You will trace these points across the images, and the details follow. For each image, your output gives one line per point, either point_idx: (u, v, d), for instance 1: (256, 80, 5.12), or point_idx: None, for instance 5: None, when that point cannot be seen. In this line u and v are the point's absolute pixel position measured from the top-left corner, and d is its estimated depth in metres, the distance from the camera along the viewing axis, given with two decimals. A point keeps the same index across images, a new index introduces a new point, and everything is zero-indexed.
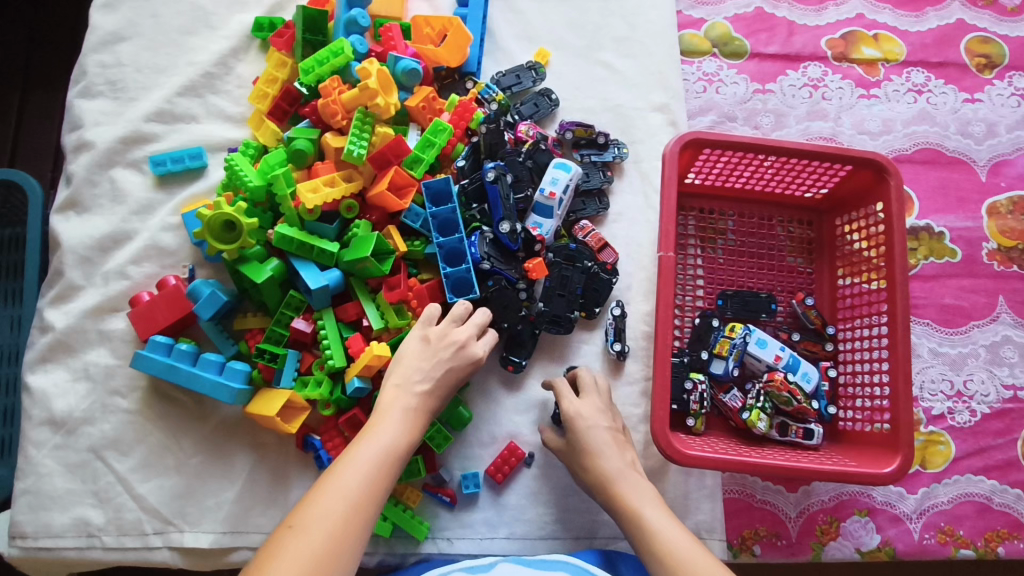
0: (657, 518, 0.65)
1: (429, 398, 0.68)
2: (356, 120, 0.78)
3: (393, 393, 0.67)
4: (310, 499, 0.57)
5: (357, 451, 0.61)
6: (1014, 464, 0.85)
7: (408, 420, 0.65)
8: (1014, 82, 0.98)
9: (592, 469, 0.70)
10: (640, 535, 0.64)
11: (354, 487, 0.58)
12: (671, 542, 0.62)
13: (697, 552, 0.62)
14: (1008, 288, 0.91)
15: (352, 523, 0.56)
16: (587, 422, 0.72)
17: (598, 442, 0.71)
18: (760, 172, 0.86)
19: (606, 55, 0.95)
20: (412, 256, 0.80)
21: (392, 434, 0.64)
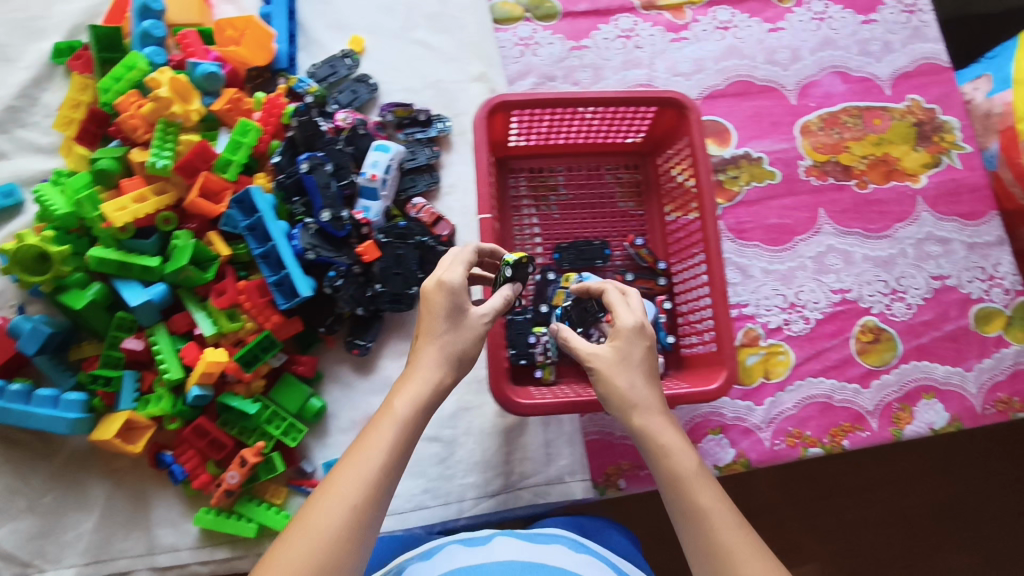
0: (697, 479, 0.57)
1: (464, 346, 0.59)
2: (156, 131, 0.78)
3: (425, 346, 0.58)
4: (316, 499, 0.51)
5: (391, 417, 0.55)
6: (849, 362, 0.92)
7: (445, 370, 0.58)
8: (812, 7, 1.03)
9: (626, 401, 0.59)
10: (677, 495, 0.56)
11: (372, 478, 0.52)
12: (714, 514, 0.55)
13: (738, 525, 0.54)
14: (826, 200, 0.97)
15: (368, 517, 0.50)
16: (634, 349, 0.61)
17: (635, 372, 0.60)
18: (576, 125, 0.89)
19: (421, 33, 0.96)
20: (239, 259, 0.80)
21: (420, 401, 0.56)
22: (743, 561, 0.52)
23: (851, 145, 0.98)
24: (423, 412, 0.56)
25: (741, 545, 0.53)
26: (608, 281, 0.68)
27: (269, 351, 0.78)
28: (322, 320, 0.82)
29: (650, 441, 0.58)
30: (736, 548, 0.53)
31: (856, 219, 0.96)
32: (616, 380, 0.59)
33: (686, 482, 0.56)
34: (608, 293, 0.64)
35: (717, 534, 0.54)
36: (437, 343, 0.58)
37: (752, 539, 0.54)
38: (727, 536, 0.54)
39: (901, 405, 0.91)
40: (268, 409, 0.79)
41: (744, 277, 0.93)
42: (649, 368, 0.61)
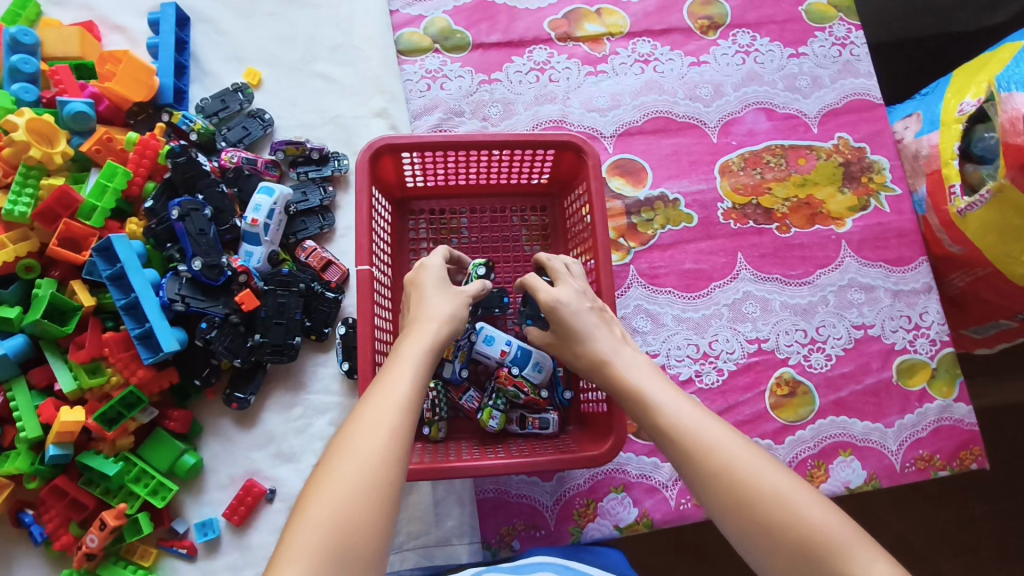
0: (661, 391, 0.59)
1: (453, 308, 0.64)
2: (15, 176, 0.74)
3: (424, 309, 0.63)
4: (346, 429, 0.50)
5: (403, 357, 0.57)
6: (763, 417, 0.87)
7: (445, 326, 0.62)
8: (738, 40, 0.99)
9: (581, 349, 0.66)
10: (646, 412, 0.58)
11: (394, 406, 0.51)
12: (678, 415, 0.56)
13: (713, 422, 0.55)
14: (745, 244, 0.92)
15: (397, 450, 0.49)
16: (569, 302, 0.68)
17: (575, 321, 0.67)
18: (475, 166, 0.84)
19: (322, 65, 0.92)
20: (107, 309, 0.76)
21: (424, 344, 0.59)
22: (726, 453, 0.52)
23: (773, 186, 0.94)
24: (431, 356, 0.58)
25: (722, 437, 0.53)
26: (541, 256, 0.76)
27: (135, 409, 0.74)
28: (198, 372, 0.78)
29: (609, 372, 0.63)
30: (718, 442, 0.52)
31: (776, 264, 0.92)
32: (566, 355, 0.69)
33: (648, 399, 0.58)
34: (528, 275, 0.72)
35: (692, 433, 0.54)
36: (427, 304, 0.64)
37: (730, 434, 0.54)
38: (703, 431, 0.54)
39: (815, 463, 0.87)
40: (134, 468, 0.74)
41: (655, 325, 0.89)
42: (595, 316, 0.67)
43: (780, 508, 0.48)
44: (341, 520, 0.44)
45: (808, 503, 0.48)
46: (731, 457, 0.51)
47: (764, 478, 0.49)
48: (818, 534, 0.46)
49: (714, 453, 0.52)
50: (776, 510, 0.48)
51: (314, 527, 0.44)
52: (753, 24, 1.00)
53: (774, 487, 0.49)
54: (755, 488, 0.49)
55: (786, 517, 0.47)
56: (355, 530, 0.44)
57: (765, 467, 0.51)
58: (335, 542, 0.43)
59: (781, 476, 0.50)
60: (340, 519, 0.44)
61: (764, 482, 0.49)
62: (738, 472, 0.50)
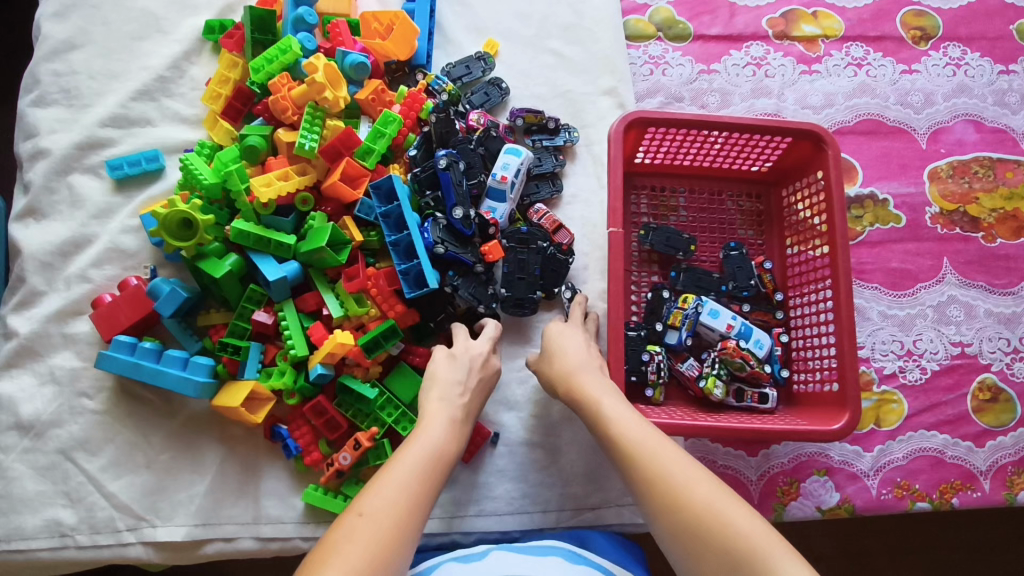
0: (619, 412, 0.64)
1: (468, 390, 0.72)
2: (306, 115, 0.80)
3: (436, 383, 0.71)
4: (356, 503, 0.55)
5: (404, 453, 0.61)
6: (965, 419, 0.88)
7: (452, 427, 0.66)
8: (949, 52, 1.01)
9: (554, 369, 0.74)
10: (602, 431, 0.64)
11: (402, 486, 0.57)
12: (625, 430, 0.62)
13: (657, 441, 0.60)
14: (951, 250, 0.94)
15: (398, 534, 0.53)
16: (554, 331, 0.77)
17: (554, 350, 0.75)
18: (706, 148, 0.88)
19: (554, 43, 0.97)
20: (369, 247, 0.82)
21: (431, 432, 0.64)
22: (660, 464, 0.57)
23: (981, 196, 0.96)
24: (438, 454, 0.62)
25: (663, 451, 0.58)
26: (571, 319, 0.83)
27: (390, 340, 0.79)
28: (433, 317, 0.83)
29: (575, 395, 0.70)
30: (655, 456, 0.58)
31: (981, 272, 0.93)
32: (548, 370, 0.75)
33: (601, 417, 0.65)
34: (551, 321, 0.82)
35: (635, 444, 0.60)
36: (439, 379, 0.71)
37: (670, 447, 0.59)
38: (642, 444, 0.60)
39: (1015, 469, 0.87)
40: (384, 396, 0.79)
41: (860, 319, 0.91)
42: (577, 345, 0.75)
43: (703, 515, 0.52)
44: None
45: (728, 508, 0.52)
46: (665, 470, 0.56)
47: (690, 485, 0.54)
48: (742, 540, 0.49)
49: (654, 465, 0.57)
50: (700, 514, 0.52)
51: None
52: (965, 39, 1.02)
53: (701, 493, 0.53)
54: (688, 496, 0.54)
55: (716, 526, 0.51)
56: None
57: (696, 477, 0.55)
58: None
59: (708, 483, 0.54)
60: None
61: (695, 490, 0.54)
62: (674, 484, 0.55)
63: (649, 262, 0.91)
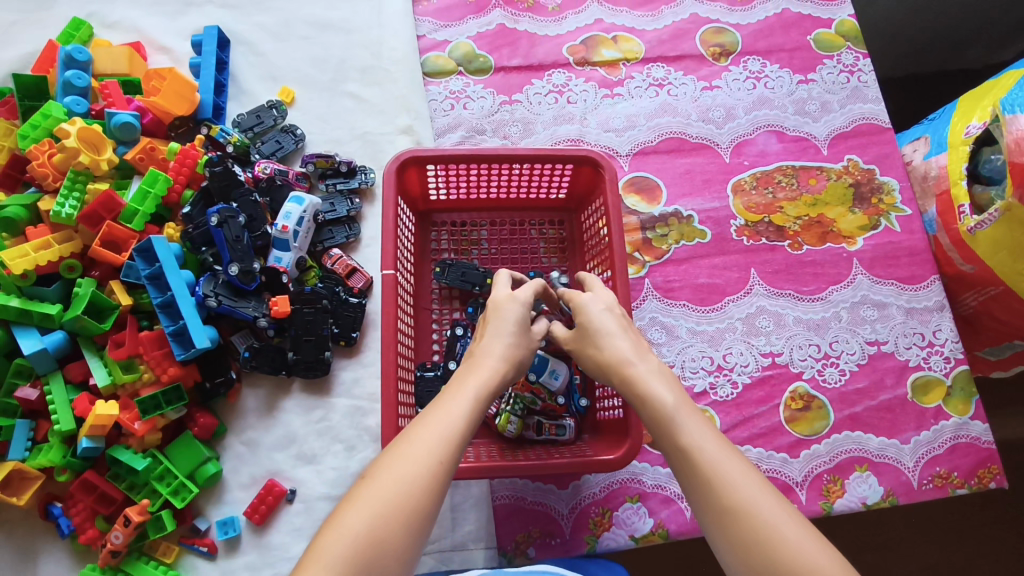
0: (689, 417, 0.54)
1: (524, 352, 0.61)
2: (64, 180, 0.79)
3: (486, 342, 0.60)
4: (406, 434, 0.50)
5: (463, 387, 0.54)
6: (778, 430, 0.88)
7: (504, 361, 0.58)
8: (749, 66, 1.03)
9: (601, 353, 0.61)
10: (664, 431, 0.54)
11: (447, 431, 0.50)
12: (703, 444, 0.52)
13: (737, 460, 0.51)
14: (758, 260, 0.94)
15: (440, 479, 0.48)
16: (591, 307, 0.63)
17: (599, 333, 0.62)
18: (497, 181, 0.88)
19: (352, 86, 0.97)
20: (143, 309, 0.80)
21: (489, 371, 0.57)
22: (749, 495, 0.48)
23: (784, 205, 0.97)
24: (491, 392, 0.55)
25: (743, 477, 0.50)
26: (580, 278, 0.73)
27: (173, 404, 0.77)
28: (210, 376, 0.80)
29: (631, 386, 0.58)
30: (737, 478, 0.49)
31: (788, 280, 0.94)
32: (587, 351, 0.63)
33: (669, 416, 0.54)
34: (584, 277, 0.71)
35: (716, 466, 0.50)
36: (498, 339, 0.60)
37: (750, 474, 0.50)
38: (726, 467, 0.50)
39: (831, 477, 0.86)
40: (160, 465, 0.76)
41: (670, 337, 0.90)
42: (615, 324, 0.62)
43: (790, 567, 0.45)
44: (371, 539, 0.44)
45: (810, 555, 0.45)
46: (747, 500, 0.48)
47: (780, 528, 0.46)
48: None
49: (724, 487, 0.49)
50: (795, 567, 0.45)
51: (346, 539, 0.43)
52: (763, 52, 1.04)
53: (806, 549, 0.45)
54: (776, 538, 0.46)
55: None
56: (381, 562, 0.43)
57: (787, 522, 0.47)
58: (365, 555, 0.43)
59: (795, 526, 0.47)
60: (371, 537, 0.44)
61: (783, 533, 0.46)
62: (760, 521, 0.47)
63: (450, 298, 0.89)
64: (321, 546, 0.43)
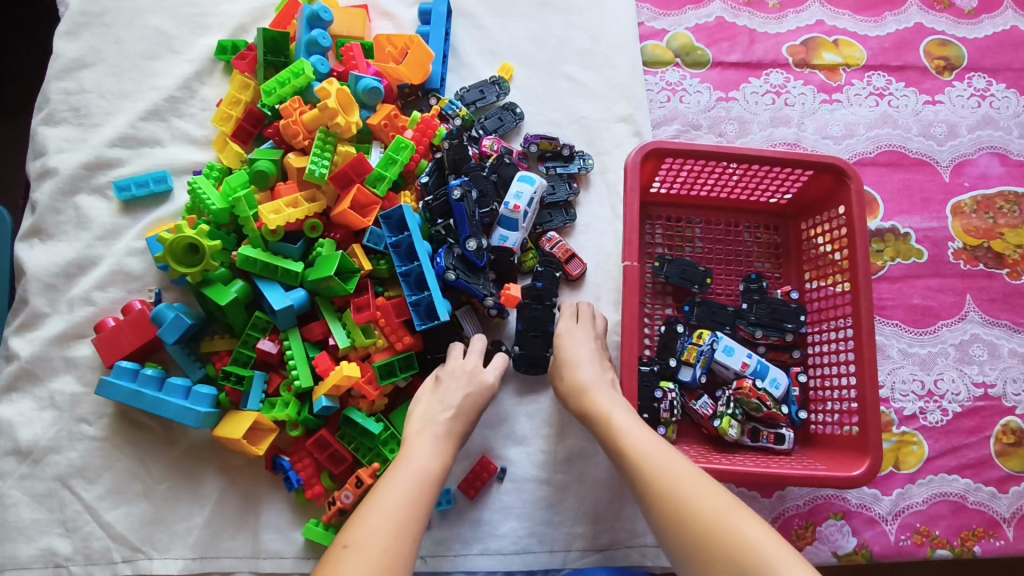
0: (632, 429, 0.66)
1: (462, 425, 0.71)
2: (317, 140, 0.79)
3: (434, 404, 0.71)
4: (365, 505, 0.58)
5: (393, 476, 0.61)
6: (988, 463, 0.85)
7: (438, 445, 0.67)
8: (974, 83, 0.99)
9: (568, 381, 0.75)
10: (609, 437, 0.67)
11: (397, 501, 0.58)
12: (636, 443, 0.64)
13: (667, 456, 0.62)
14: (974, 286, 0.91)
15: (410, 534, 0.56)
16: (567, 340, 0.78)
17: (568, 362, 0.76)
18: (724, 179, 0.86)
19: (570, 68, 0.96)
20: (378, 275, 0.81)
21: (430, 453, 0.65)
22: (674, 478, 0.59)
23: (1005, 231, 0.93)
24: (429, 481, 0.62)
25: (671, 466, 0.61)
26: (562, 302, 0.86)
27: (404, 370, 0.78)
28: (433, 350, 0.81)
29: (587, 404, 0.72)
30: (667, 469, 0.60)
31: (1005, 310, 0.91)
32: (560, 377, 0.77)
33: (613, 427, 0.68)
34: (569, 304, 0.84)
35: (645, 460, 0.62)
36: (436, 403, 0.71)
37: (678, 464, 0.61)
38: (654, 460, 0.62)
39: None
40: (389, 431, 0.77)
41: (880, 356, 0.88)
42: (590, 355, 0.77)
43: (704, 526, 0.54)
44: None
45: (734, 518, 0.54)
46: (673, 482, 0.59)
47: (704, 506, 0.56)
48: (749, 545, 0.51)
49: (659, 478, 0.60)
50: (708, 527, 0.54)
51: None
52: (990, 70, 1.00)
53: (709, 507, 0.55)
54: (694, 506, 0.56)
55: (723, 534, 0.53)
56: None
57: (700, 491, 0.57)
58: None
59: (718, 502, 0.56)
60: None
61: (700, 502, 0.56)
62: (682, 499, 0.57)
63: (663, 294, 0.88)
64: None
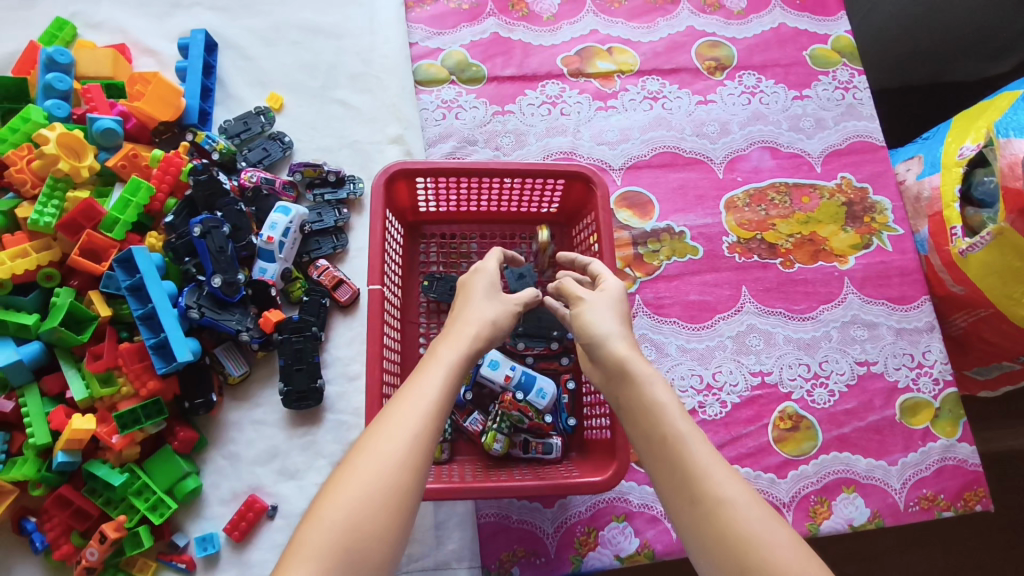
0: (686, 425, 0.53)
1: (498, 316, 0.63)
2: (43, 188, 0.77)
3: (464, 307, 0.63)
4: (384, 414, 0.51)
5: (425, 377, 0.54)
6: (767, 450, 0.87)
7: (478, 336, 0.60)
8: (744, 80, 1.02)
9: (606, 330, 0.62)
10: (653, 422, 0.54)
11: (416, 426, 0.50)
12: (693, 442, 0.52)
13: (724, 469, 0.50)
14: (749, 278, 0.94)
15: (433, 440, 0.50)
16: (613, 294, 0.66)
17: (617, 317, 0.64)
18: (487, 194, 0.87)
19: (342, 93, 0.96)
20: (123, 320, 0.78)
21: (461, 348, 0.58)
22: (738, 501, 0.48)
23: (777, 222, 0.96)
24: (457, 376, 0.55)
25: (729, 481, 0.49)
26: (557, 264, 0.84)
27: (152, 418, 0.75)
28: (190, 396, 0.77)
29: (625, 368, 0.58)
30: (728, 488, 0.49)
31: (780, 298, 0.93)
32: (588, 317, 0.63)
33: (659, 410, 0.55)
34: (596, 265, 0.73)
35: (702, 467, 0.50)
36: (471, 308, 0.62)
37: (745, 487, 0.49)
38: (712, 470, 0.50)
39: (819, 498, 0.86)
40: (138, 480, 0.75)
41: (659, 355, 0.89)
42: (625, 318, 0.64)
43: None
44: (347, 531, 0.44)
45: None
46: (733, 502, 0.48)
47: (775, 543, 0.45)
48: None
49: (717, 502, 0.48)
50: None
51: (325, 533, 0.44)
52: (759, 67, 1.03)
53: (783, 558, 0.45)
54: (758, 546, 0.45)
55: None
56: (365, 551, 0.44)
57: (766, 525, 0.46)
58: (344, 546, 0.44)
59: (783, 542, 0.46)
60: (350, 524, 0.44)
61: (768, 544, 0.45)
62: (743, 528, 0.46)
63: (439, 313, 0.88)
64: (316, 522, 0.45)
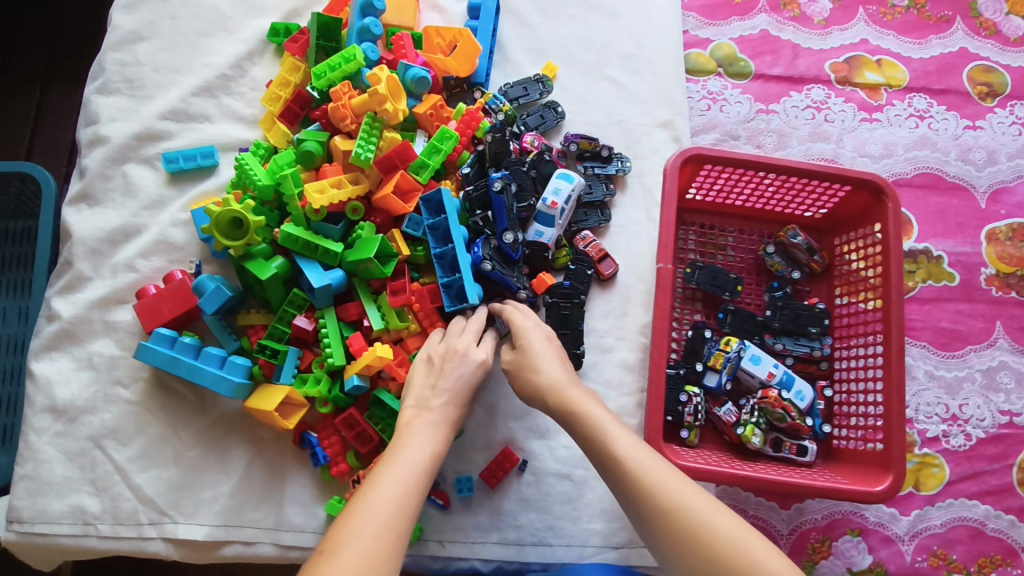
0: (625, 442, 0.59)
1: (458, 413, 0.67)
2: (364, 124, 0.80)
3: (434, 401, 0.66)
4: (353, 507, 0.52)
5: (387, 471, 0.57)
6: (1009, 490, 0.85)
7: (434, 432, 0.63)
8: (1015, 111, 0.99)
9: (542, 378, 0.67)
10: (601, 448, 0.60)
11: (385, 521, 0.51)
12: (632, 457, 0.58)
13: (666, 471, 0.57)
14: (1005, 314, 0.91)
15: (401, 530, 0.51)
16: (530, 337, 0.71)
17: (540, 357, 0.69)
18: (760, 189, 0.87)
19: (612, 71, 0.96)
20: (414, 261, 0.82)
21: (428, 447, 0.61)
22: (673, 496, 0.54)
23: None
24: (423, 475, 0.58)
25: (674, 482, 0.56)
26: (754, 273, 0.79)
27: None
28: None
29: (568, 409, 0.64)
30: (669, 487, 0.55)
31: None
32: (528, 370, 0.69)
33: (602, 431, 0.61)
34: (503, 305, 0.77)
35: (642, 473, 0.57)
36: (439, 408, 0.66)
37: (695, 489, 0.56)
38: (652, 473, 0.56)
39: None
40: None
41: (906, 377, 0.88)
42: (556, 354, 0.70)
43: (719, 551, 0.50)
44: None
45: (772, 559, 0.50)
46: (677, 500, 0.54)
47: (720, 528, 0.51)
48: None
49: (668, 498, 0.54)
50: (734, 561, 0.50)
51: None
52: None
53: (726, 527, 0.52)
54: (707, 530, 0.52)
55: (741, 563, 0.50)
56: None
57: (710, 510, 0.53)
58: None
59: (725, 521, 0.53)
60: None
61: (714, 525, 0.52)
62: (694, 517, 0.53)
63: (693, 299, 0.89)
64: None
